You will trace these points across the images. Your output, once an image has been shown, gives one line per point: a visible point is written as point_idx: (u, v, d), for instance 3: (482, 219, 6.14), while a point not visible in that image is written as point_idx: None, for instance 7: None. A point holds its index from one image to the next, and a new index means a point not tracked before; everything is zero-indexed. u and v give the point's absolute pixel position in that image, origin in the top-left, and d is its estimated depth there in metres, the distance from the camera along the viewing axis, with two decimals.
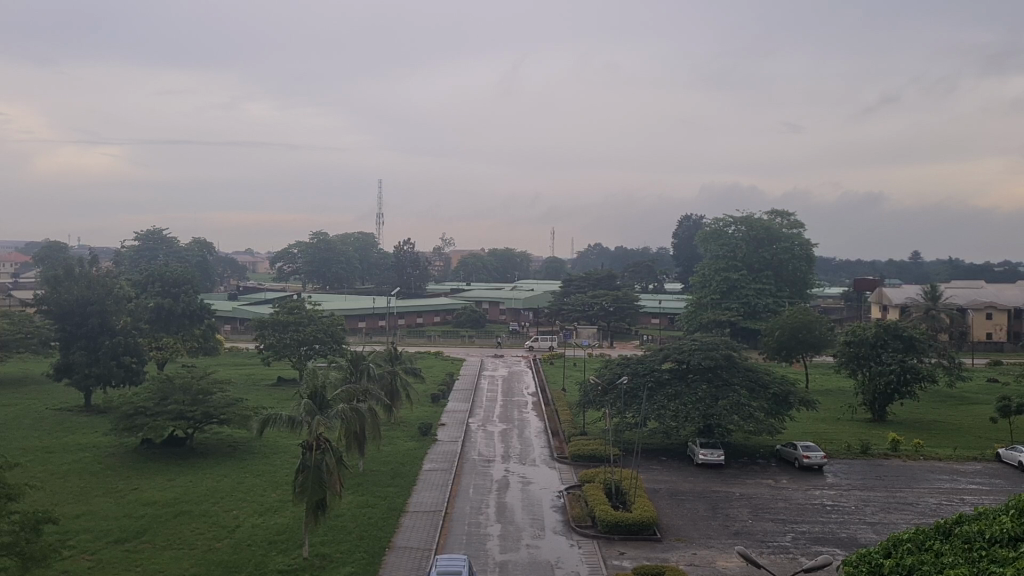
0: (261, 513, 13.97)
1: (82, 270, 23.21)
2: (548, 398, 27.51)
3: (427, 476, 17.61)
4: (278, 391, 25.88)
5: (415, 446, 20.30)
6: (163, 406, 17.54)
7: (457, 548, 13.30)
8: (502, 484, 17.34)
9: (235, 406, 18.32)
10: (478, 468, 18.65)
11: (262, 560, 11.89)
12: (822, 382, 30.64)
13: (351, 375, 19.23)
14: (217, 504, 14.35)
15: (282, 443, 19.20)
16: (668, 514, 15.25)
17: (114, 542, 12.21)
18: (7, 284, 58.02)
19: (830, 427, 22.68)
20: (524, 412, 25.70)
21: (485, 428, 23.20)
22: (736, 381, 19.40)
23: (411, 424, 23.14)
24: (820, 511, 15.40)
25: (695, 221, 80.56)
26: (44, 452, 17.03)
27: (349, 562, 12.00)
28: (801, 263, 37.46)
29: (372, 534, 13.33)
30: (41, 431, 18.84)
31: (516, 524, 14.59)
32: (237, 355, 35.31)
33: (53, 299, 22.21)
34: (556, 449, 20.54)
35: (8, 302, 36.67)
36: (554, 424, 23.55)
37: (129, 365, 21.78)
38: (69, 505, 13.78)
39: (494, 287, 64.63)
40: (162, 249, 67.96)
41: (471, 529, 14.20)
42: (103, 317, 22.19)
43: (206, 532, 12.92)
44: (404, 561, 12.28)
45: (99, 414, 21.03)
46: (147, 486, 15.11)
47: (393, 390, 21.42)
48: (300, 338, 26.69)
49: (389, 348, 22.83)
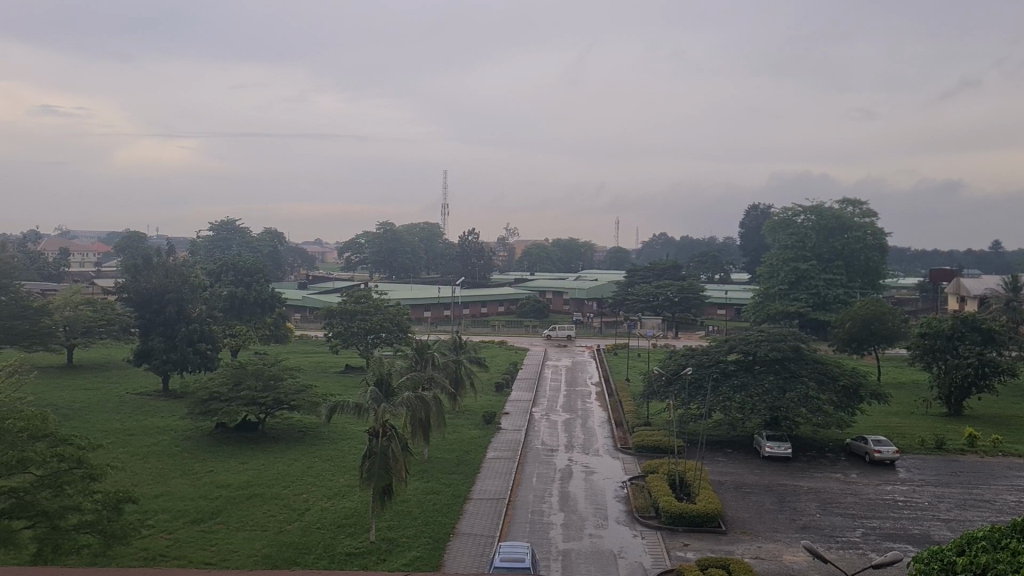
0: (330, 497, 14.31)
1: (159, 259, 24.03)
2: (611, 389, 27.41)
3: (491, 464, 17.76)
4: (346, 379, 26.38)
5: (479, 434, 20.49)
6: (236, 391, 18.08)
7: (520, 536, 13.41)
8: (565, 473, 17.38)
9: (305, 393, 18.76)
10: (541, 457, 18.72)
11: (330, 542, 12.19)
12: (894, 375, 29.82)
13: (416, 364, 19.50)
14: (288, 487, 14.75)
15: (350, 430, 19.58)
16: (733, 507, 15.08)
17: (190, 522, 12.67)
18: (89, 274, 60.55)
19: (902, 422, 22.07)
20: (587, 402, 25.68)
21: (548, 417, 23.25)
22: (804, 373, 19.02)
23: (475, 412, 23.33)
24: (891, 507, 15.03)
25: (762, 210, 78.91)
26: (125, 434, 17.71)
27: (414, 547, 12.21)
28: (873, 253, 36.44)
29: (437, 520, 13.53)
30: (122, 415, 19.63)
31: (578, 514, 14.63)
32: (307, 343, 36.13)
33: (132, 287, 23.05)
34: (619, 440, 20.47)
35: (91, 291, 38.21)
36: (617, 414, 23.45)
37: (204, 352, 22.49)
38: (148, 485, 14.33)
39: (558, 277, 64.62)
40: (235, 238, 69.95)
41: (534, 517, 14.30)
42: (180, 305, 22.94)
43: (277, 514, 13.31)
44: (468, 547, 12.45)
45: (175, 399, 21.79)
46: (221, 469, 15.62)
47: (458, 379, 21.64)
48: (367, 326, 27.14)
49: (453, 336, 23.12)
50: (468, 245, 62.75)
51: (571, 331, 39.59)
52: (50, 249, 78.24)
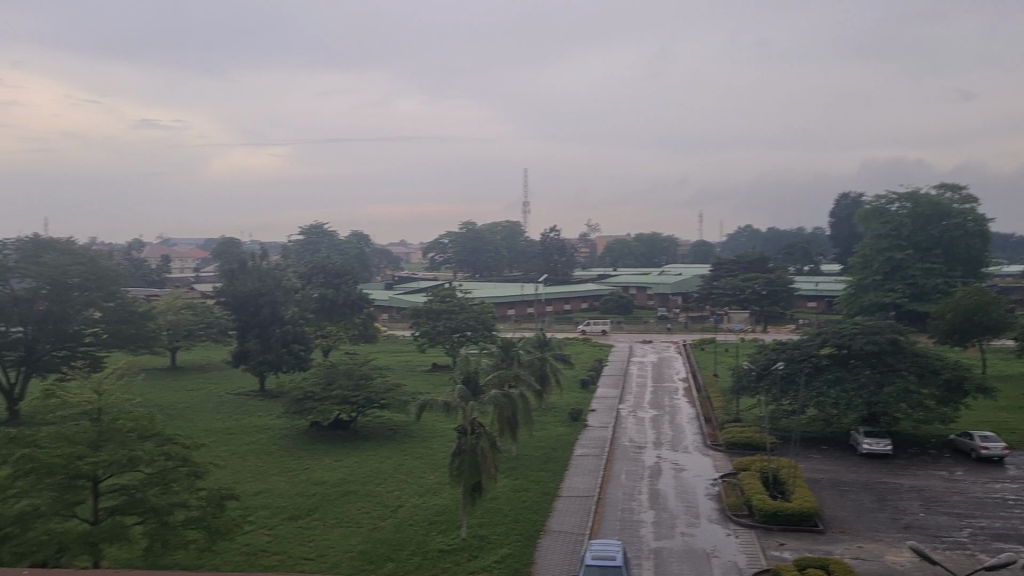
0: (421, 494, 14.53)
1: (253, 263, 24.87)
2: (699, 384, 27.00)
3: (579, 461, 17.72)
4: (435, 378, 26.77)
5: (567, 431, 20.47)
6: (329, 390, 18.53)
7: (611, 534, 13.34)
8: (654, 470, 17.20)
9: (395, 392, 19.11)
10: (629, 454, 18.58)
11: (423, 539, 12.36)
12: (1000, 368, 28.45)
13: (502, 361, 19.62)
14: (381, 484, 15.05)
15: (438, 428, 19.84)
16: (831, 506, 14.65)
17: (289, 519, 13.06)
18: (187, 279, 63.12)
19: (1010, 416, 21.05)
20: (674, 399, 25.38)
21: (636, 414, 23.04)
22: (903, 367, 18.32)
23: (561, 409, 23.34)
24: (1002, 506, 14.33)
25: (854, 199, 76.59)
26: (225, 433, 18.40)
27: (506, 545, 12.27)
28: (975, 240, 34.79)
29: (527, 518, 13.58)
30: (223, 414, 20.43)
31: (669, 512, 14.45)
32: (395, 342, 36.81)
33: (229, 291, 23.90)
34: (708, 436, 20.14)
35: (191, 295, 39.89)
36: (706, 411, 23.08)
37: (297, 353, 23.16)
38: (249, 483, 14.84)
39: (642, 273, 64.04)
40: (325, 241, 71.92)
41: (623, 514, 14.21)
42: (274, 308, 23.65)
43: (371, 510, 13.60)
44: (558, 545, 12.44)
45: (271, 398, 22.50)
46: (317, 467, 16.05)
47: (544, 375, 21.67)
48: (453, 325, 27.42)
49: (538, 333, 23.21)
50: (550, 242, 62.86)
51: (607, 326, 40.39)
52: (150, 256, 81.40)
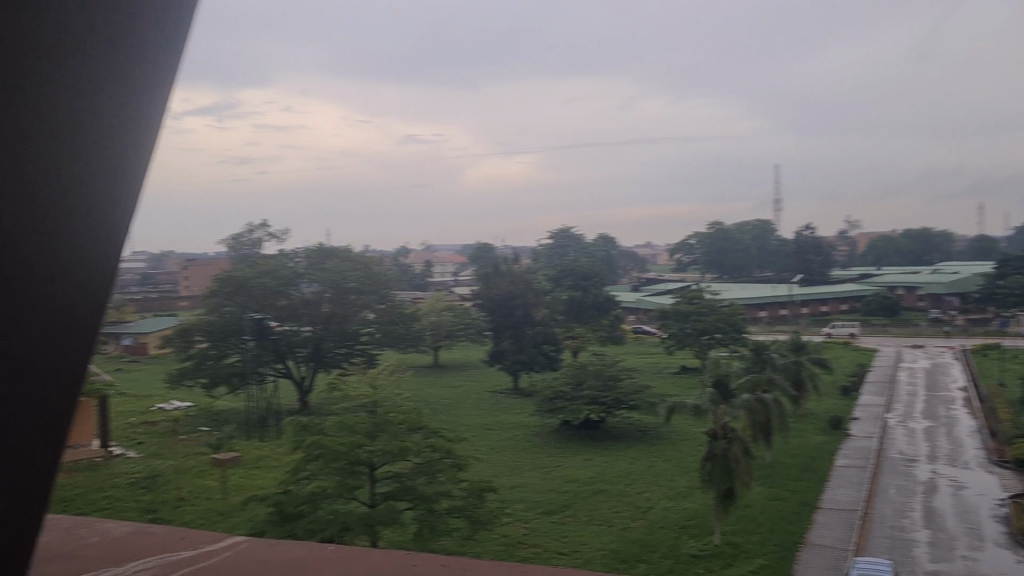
0: (672, 497, 14.38)
1: (507, 267, 25.96)
2: (982, 393, 24.30)
3: (841, 472, 16.64)
4: (684, 381, 26.36)
5: (827, 440, 19.29)
6: (580, 390, 18.87)
7: (879, 551, 12.37)
8: (928, 486, 15.73)
9: (644, 394, 19.07)
10: (898, 467, 17.15)
11: (674, 543, 12.23)
12: None
13: (755, 364, 18.90)
14: (631, 485, 15.08)
15: (688, 432, 19.51)
16: None
17: (544, 513, 13.47)
18: (448, 283, 67.21)
19: None
20: (952, 408, 23.05)
21: (906, 424, 21.21)
22: None
23: (820, 416, 22.03)
24: None
25: None
26: (483, 429, 19.38)
27: (762, 555, 11.80)
28: None
29: (784, 528, 12.97)
30: (481, 411, 21.51)
31: (947, 532, 13.15)
32: (643, 345, 36.70)
33: (485, 294, 25.14)
34: (994, 452, 18.06)
35: (451, 298, 42.45)
36: (991, 423, 20.72)
37: (549, 353, 23.82)
38: (506, 477, 15.50)
39: (911, 271, 58.81)
40: (573, 245, 73.44)
41: (894, 531, 13.12)
42: (527, 310, 24.52)
43: (622, 510, 13.67)
44: (820, 559, 11.75)
45: (525, 397, 23.35)
46: (569, 465, 16.42)
47: (801, 379, 20.58)
48: (702, 327, 26.83)
49: (794, 336, 22.08)
50: (806, 241, 59.61)
51: (855, 332, 38.19)
52: (415, 263, 87.72)
